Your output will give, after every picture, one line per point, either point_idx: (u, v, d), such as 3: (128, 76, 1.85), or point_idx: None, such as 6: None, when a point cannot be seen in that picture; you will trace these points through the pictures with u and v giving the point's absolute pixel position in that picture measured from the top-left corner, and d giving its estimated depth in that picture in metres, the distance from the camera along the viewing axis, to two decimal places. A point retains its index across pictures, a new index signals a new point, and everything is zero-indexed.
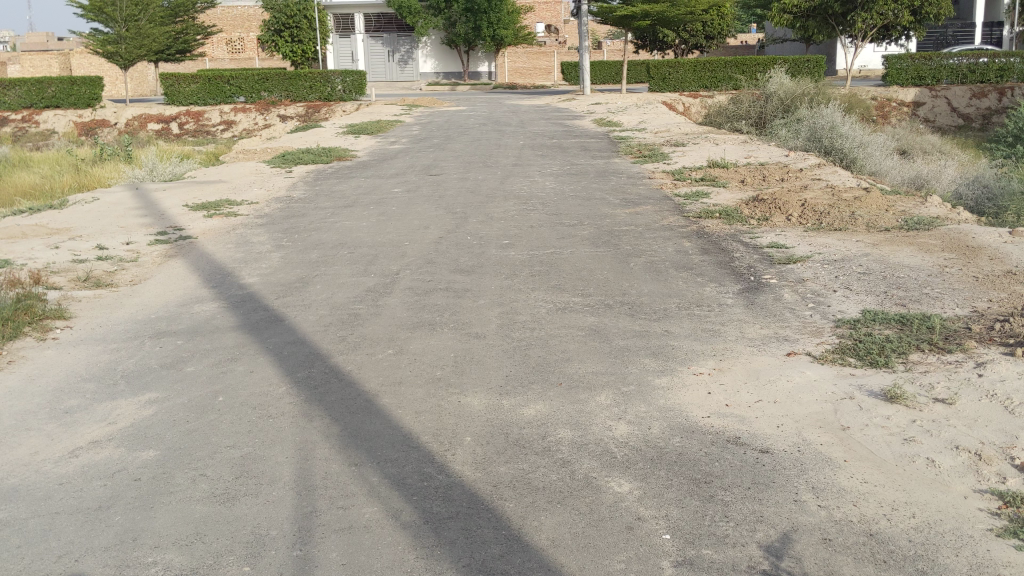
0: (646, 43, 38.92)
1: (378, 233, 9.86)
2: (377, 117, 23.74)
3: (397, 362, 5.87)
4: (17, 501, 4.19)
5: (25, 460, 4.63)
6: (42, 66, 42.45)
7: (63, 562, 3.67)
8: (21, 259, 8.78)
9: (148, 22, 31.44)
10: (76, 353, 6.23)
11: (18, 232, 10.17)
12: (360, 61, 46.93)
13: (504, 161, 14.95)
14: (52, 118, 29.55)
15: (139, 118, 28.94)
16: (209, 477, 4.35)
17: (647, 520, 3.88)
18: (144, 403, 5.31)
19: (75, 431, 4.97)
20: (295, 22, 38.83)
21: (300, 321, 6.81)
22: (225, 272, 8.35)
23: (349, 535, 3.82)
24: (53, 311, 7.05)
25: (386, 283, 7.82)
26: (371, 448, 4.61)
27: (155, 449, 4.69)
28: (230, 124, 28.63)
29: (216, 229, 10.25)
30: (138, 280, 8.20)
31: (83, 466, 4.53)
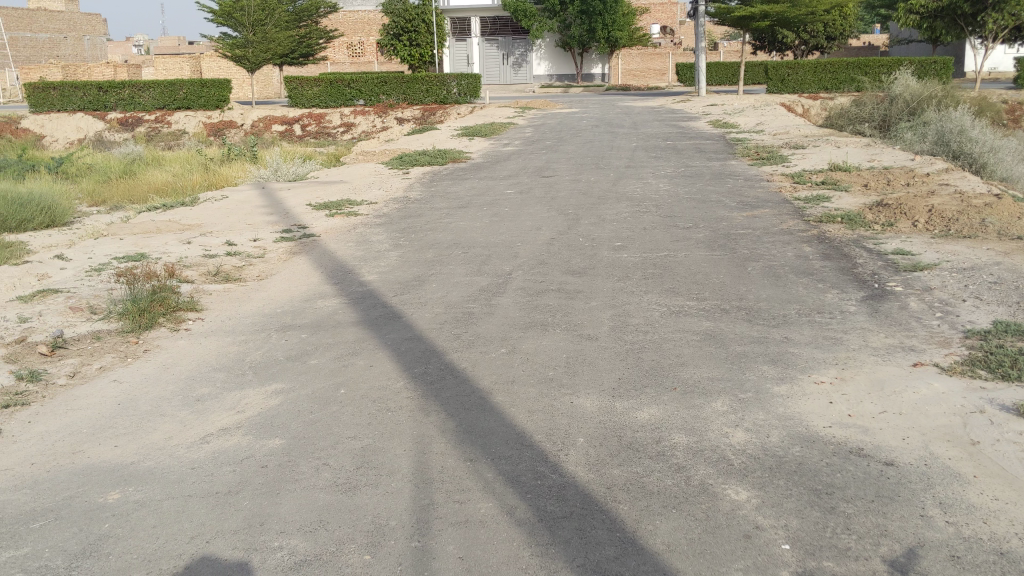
0: (764, 44, 38.10)
1: (491, 233, 9.95)
2: (491, 120, 23.96)
3: (509, 361, 5.91)
4: (153, 483, 4.40)
5: (160, 444, 4.85)
6: (175, 70, 44.21)
7: (196, 543, 3.83)
8: (155, 254, 9.19)
9: (273, 26, 32.34)
10: (207, 344, 6.49)
11: (152, 228, 10.65)
12: (475, 64, 47.44)
13: (618, 163, 14.87)
14: (182, 119, 30.24)
15: (263, 120, 29.72)
16: (331, 467, 4.48)
17: (765, 529, 3.81)
18: (270, 393, 5.50)
19: (206, 418, 5.19)
20: (413, 26, 39.53)
21: (416, 319, 6.92)
22: (345, 269, 8.57)
23: (464, 529, 3.86)
24: (186, 304, 7.35)
25: (498, 283, 7.89)
26: (486, 445, 4.66)
27: (280, 438, 4.85)
28: (349, 127, 29.12)
29: (337, 228, 10.52)
30: (264, 275, 8.50)
31: (214, 452, 4.72)
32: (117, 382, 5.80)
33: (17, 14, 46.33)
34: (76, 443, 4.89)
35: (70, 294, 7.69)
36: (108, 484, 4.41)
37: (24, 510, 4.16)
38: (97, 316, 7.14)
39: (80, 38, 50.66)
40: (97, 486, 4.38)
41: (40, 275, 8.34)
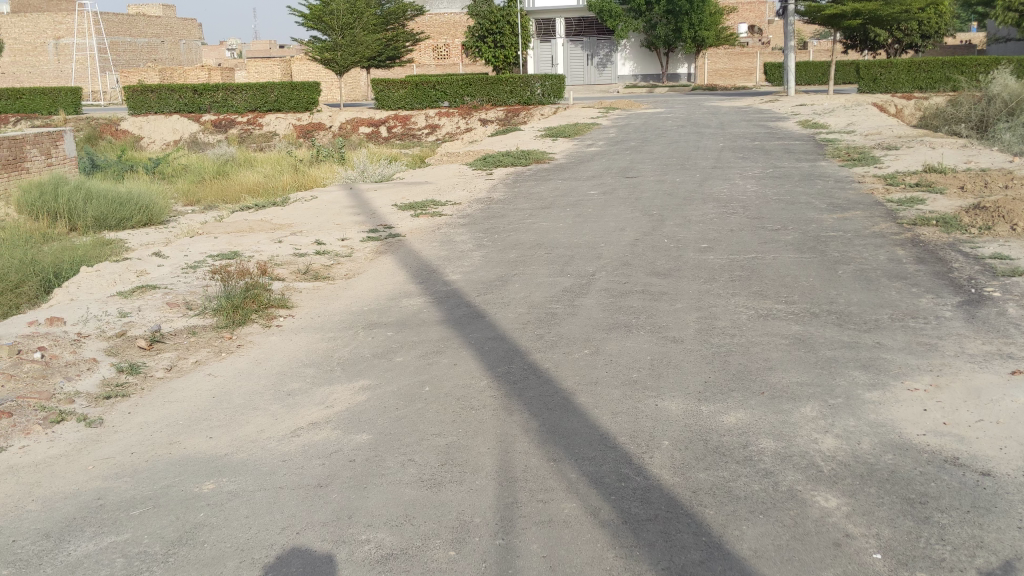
0: (856, 43, 37.22)
1: (574, 234, 9.93)
2: (575, 120, 23.94)
3: (593, 362, 5.90)
4: (245, 474, 4.52)
5: (253, 437, 4.99)
6: (267, 73, 45.21)
7: (287, 534, 3.93)
8: (248, 252, 9.44)
9: (361, 29, 32.73)
10: (297, 341, 6.64)
11: (245, 227, 10.93)
12: (559, 65, 47.42)
13: (703, 164, 14.71)
14: (273, 121, 30.90)
15: (351, 122, 30.18)
16: (416, 463, 4.54)
17: (856, 537, 3.72)
18: (358, 389, 5.60)
19: (297, 412, 5.31)
20: (498, 28, 39.67)
21: (499, 318, 6.96)
22: (430, 269, 8.67)
23: (548, 528, 3.88)
24: (277, 301, 7.53)
25: (582, 284, 7.87)
26: (570, 446, 4.66)
27: (367, 433, 4.94)
28: (434, 128, 29.41)
29: (423, 228, 10.65)
30: (352, 274, 8.65)
31: (303, 446, 4.83)
32: (213, 375, 5.99)
33: (118, 18, 47.41)
34: (173, 435, 5.06)
35: (168, 290, 7.94)
36: (203, 474, 4.55)
37: (124, 498, 4.32)
38: (193, 312, 7.37)
39: (176, 42, 52.24)
40: (193, 476, 4.53)
41: (140, 272, 8.64)
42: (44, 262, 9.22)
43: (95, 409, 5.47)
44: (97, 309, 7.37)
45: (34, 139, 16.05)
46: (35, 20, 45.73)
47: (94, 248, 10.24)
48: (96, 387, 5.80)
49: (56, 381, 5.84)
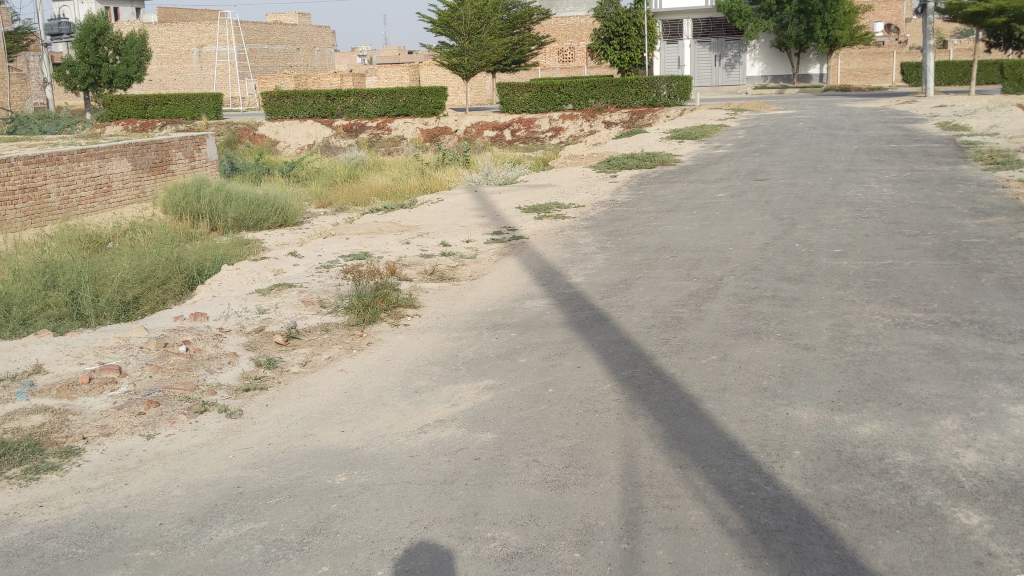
0: (1000, 41, 35.45)
1: (701, 238, 9.80)
2: (701, 122, 23.59)
3: (720, 368, 5.80)
4: (375, 468, 4.64)
5: (382, 432, 5.12)
6: (396, 78, 46.24)
7: (414, 528, 4.01)
8: (377, 253, 9.69)
9: (488, 34, 33.11)
10: (424, 339, 6.78)
11: (375, 229, 11.22)
12: (686, 66, 47.09)
13: (836, 167, 14.28)
14: (402, 126, 31.36)
15: (476, 126, 30.51)
16: (541, 464, 4.57)
17: (1000, 557, 3.56)
18: (483, 388, 5.68)
19: (424, 409, 5.42)
20: (624, 30, 39.51)
21: (624, 322, 6.93)
22: (553, 271, 8.70)
23: (675, 535, 3.84)
24: (405, 301, 7.69)
25: (708, 288, 7.76)
26: (696, 452, 4.61)
27: (492, 432, 5.00)
28: (557, 131, 29.46)
29: (547, 231, 10.69)
30: (477, 275, 8.77)
31: (430, 442, 4.92)
32: (344, 371, 6.18)
33: (257, 27, 49.18)
34: (308, 427, 5.24)
35: (303, 289, 8.23)
36: (336, 466, 4.69)
37: (263, 486, 4.51)
38: (326, 310, 7.61)
39: (310, 49, 54.10)
40: (325, 468, 4.68)
41: (276, 271, 8.98)
42: (188, 259, 9.69)
43: (236, 401, 5.71)
44: (236, 306, 7.71)
45: (179, 143, 16.87)
46: (180, 29, 47.91)
47: (234, 247, 10.70)
48: (236, 380, 6.07)
49: (199, 373, 6.13)
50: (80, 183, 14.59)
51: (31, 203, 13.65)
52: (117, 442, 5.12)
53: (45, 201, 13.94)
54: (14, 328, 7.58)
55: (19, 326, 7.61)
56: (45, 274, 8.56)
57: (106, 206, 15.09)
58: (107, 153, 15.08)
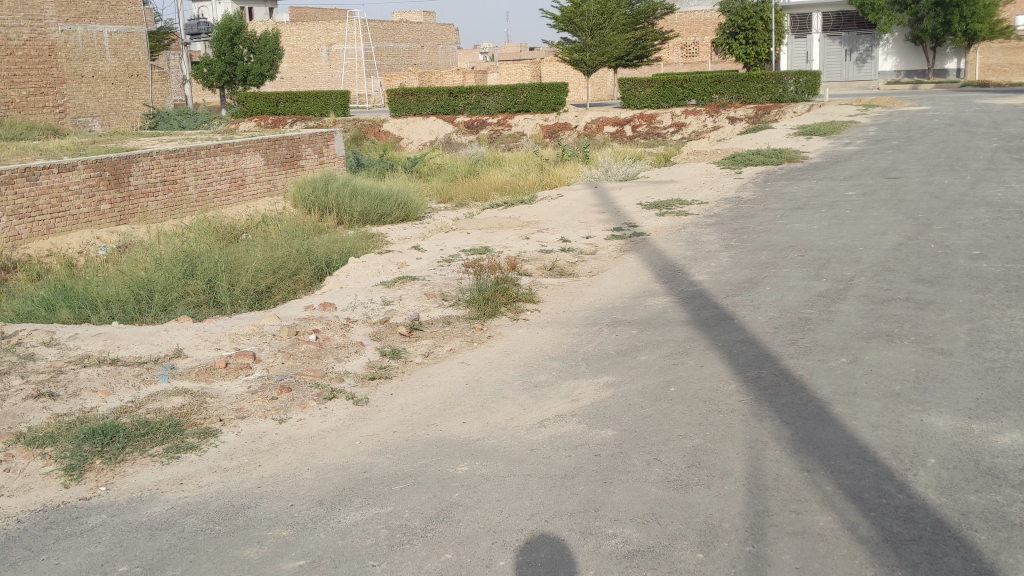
0: None
1: (830, 237, 9.53)
2: (830, 119, 22.93)
3: (850, 372, 5.63)
4: (496, 460, 4.69)
5: (503, 424, 5.16)
6: (518, 75, 46.53)
7: (535, 520, 4.04)
8: (498, 248, 9.78)
9: (611, 29, 32.84)
10: (544, 334, 6.81)
11: (496, 224, 11.32)
12: (814, 61, 45.39)
13: (975, 165, 13.66)
14: (522, 122, 31.43)
15: (596, 122, 30.34)
16: (663, 463, 4.53)
17: None
18: (603, 385, 5.66)
19: (544, 403, 5.44)
20: (750, 24, 38.35)
21: (749, 321, 6.80)
22: (675, 268, 8.61)
23: (801, 540, 3.75)
24: (525, 295, 7.73)
25: (837, 289, 7.54)
26: (824, 457, 4.49)
27: (613, 429, 4.98)
28: (679, 127, 29.07)
29: (668, 227, 10.58)
30: (597, 272, 8.74)
31: (550, 436, 4.94)
32: (465, 363, 6.26)
33: (383, 26, 50.32)
34: (430, 417, 5.33)
35: (426, 281, 8.38)
36: (458, 456, 4.76)
37: (387, 472, 4.61)
38: (448, 302, 7.72)
39: (434, 46, 54.97)
40: (448, 457, 4.75)
41: (400, 264, 9.16)
42: (317, 251, 10.01)
43: (362, 388, 5.87)
44: (362, 297, 7.90)
45: (309, 139, 17.42)
46: (311, 28, 49.33)
47: (360, 241, 10.98)
48: (362, 368, 6.23)
49: (328, 361, 6.32)
50: (216, 177, 15.22)
51: (171, 195, 14.33)
52: (251, 425, 5.33)
53: (184, 193, 14.60)
54: (156, 314, 7.99)
55: (161, 313, 8.01)
56: (185, 262, 8.99)
57: (239, 199, 15.70)
58: (242, 148, 15.67)
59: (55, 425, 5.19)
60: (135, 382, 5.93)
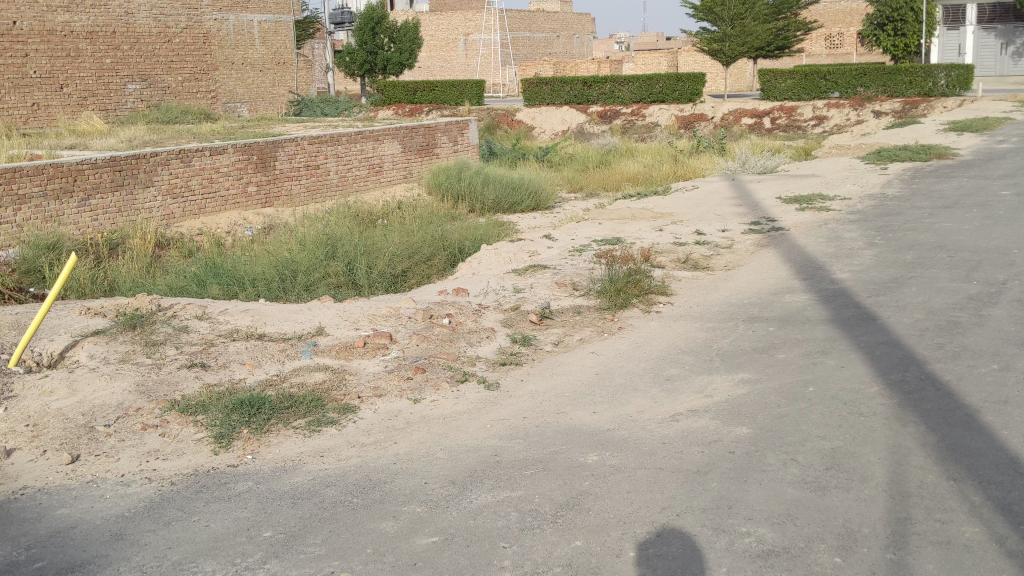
0: None
1: (982, 238, 9.07)
2: (984, 114, 21.72)
3: (1002, 379, 5.36)
4: (627, 452, 4.67)
5: (634, 416, 5.14)
6: (654, 65, 46.02)
7: (666, 514, 4.01)
8: (631, 239, 9.72)
9: (752, 20, 32.15)
10: (677, 328, 6.74)
11: (629, 215, 11.24)
12: (967, 53, 42.09)
13: None
14: (657, 113, 30.74)
15: (734, 114, 29.37)
16: (799, 464, 4.42)
17: None
18: (738, 382, 5.56)
19: (677, 397, 5.39)
20: (899, 15, 36.93)
21: (893, 323, 6.55)
22: (815, 265, 8.37)
23: (946, 550, 3.61)
24: (658, 288, 7.66)
25: (990, 293, 7.17)
26: (972, 466, 4.29)
27: (748, 427, 4.89)
28: (821, 120, 28.00)
29: (808, 223, 10.29)
30: (733, 266, 8.58)
31: (683, 431, 4.89)
32: (595, 353, 6.26)
33: (521, 15, 50.56)
34: (561, 405, 5.36)
35: (557, 270, 8.40)
36: (588, 446, 4.77)
37: (519, 457, 4.66)
38: (578, 292, 7.72)
39: (571, 36, 54.93)
40: (579, 446, 4.77)
41: (532, 252, 9.20)
42: (452, 238, 10.18)
43: (493, 373, 5.95)
44: (495, 284, 7.99)
45: (445, 128, 17.72)
46: (450, 18, 49.99)
47: (493, 228, 11.10)
48: (494, 354, 6.31)
49: (460, 345, 6.42)
50: (356, 164, 15.63)
51: (313, 179, 14.81)
52: (388, 403, 5.47)
53: (326, 178, 15.08)
54: (299, 293, 8.30)
55: (303, 292, 8.32)
56: (326, 245, 9.29)
57: (377, 185, 16.09)
58: (381, 135, 16.06)
59: (207, 395, 5.47)
60: (279, 357, 6.18)
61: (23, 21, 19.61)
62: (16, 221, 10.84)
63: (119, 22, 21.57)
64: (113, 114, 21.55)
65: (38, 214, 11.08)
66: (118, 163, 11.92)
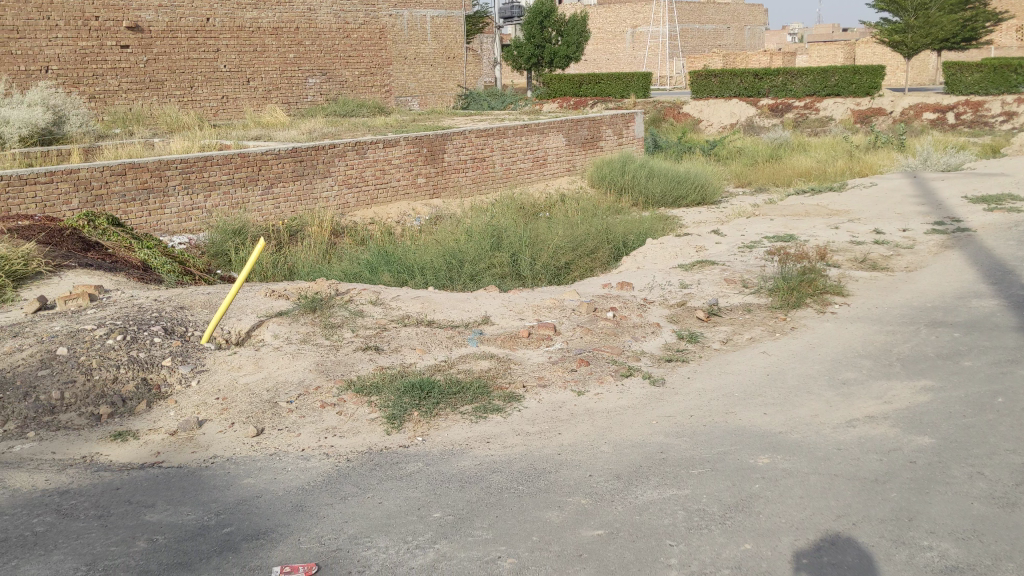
0: None
1: None
2: None
3: None
4: (800, 455, 4.53)
5: (807, 419, 4.98)
6: (829, 57, 44.26)
7: (841, 522, 3.87)
8: (803, 236, 9.41)
9: (938, 10, 30.48)
10: (853, 330, 6.47)
11: (802, 211, 10.89)
12: None
13: None
14: (831, 105, 29.33)
15: (915, 108, 27.68)
16: (987, 478, 4.17)
17: None
18: (919, 389, 5.30)
19: (852, 402, 5.18)
20: None
21: None
22: (1006, 269, 7.85)
23: None
24: (833, 288, 7.37)
25: None
26: None
27: (930, 437, 4.65)
28: (1010, 116, 26.14)
29: (997, 224, 9.67)
30: (914, 268, 8.17)
31: (860, 438, 4.70)
32: (766, 353, 6.10)
33: (690, 7, 49.78)
34: (729, 405, 5.25)
35: (726, 267, 8.22)
36: (759, 448, 4.65)
37: (686, 455, 4.60)
38: (748, 290, 7.53)
39: (742, 27, 53.57)
40: (749, 447, 4.66)
41: (699, 248, 9.05)
42: (616, 231, 10.14)
43: (659, 369, 5.89)
44: (661, 279, 7.91)
45: (611, 120, 17.67)
46: (618, 11, 49.77)
47: (657, 223, 10.99)
48: (659, 350, 6.24)
49: (625, 340, 6.39)
50: (521, 156, 15.80)
51: (479, 171, 15.08)
52: (552, 394, 5.51)
53: (492, 170, 15.31)
54: (465, 283, 8.47)
55: (469, 282, 8.49)
56: (493, 235, 9.43)
57: (541, 177, 16.23)
58: (547, 128, 16.17)
59: (380, 377, 5.67)
60: (448, 343, 6.33)
61: (215, 18, 20.70)
62: (206, 206, 11.53)
63: (302, 18, 22.52)
64: (294, 107, 22.60)
65: (227, 200, 11.74)
66: (299, 154, 12.48)
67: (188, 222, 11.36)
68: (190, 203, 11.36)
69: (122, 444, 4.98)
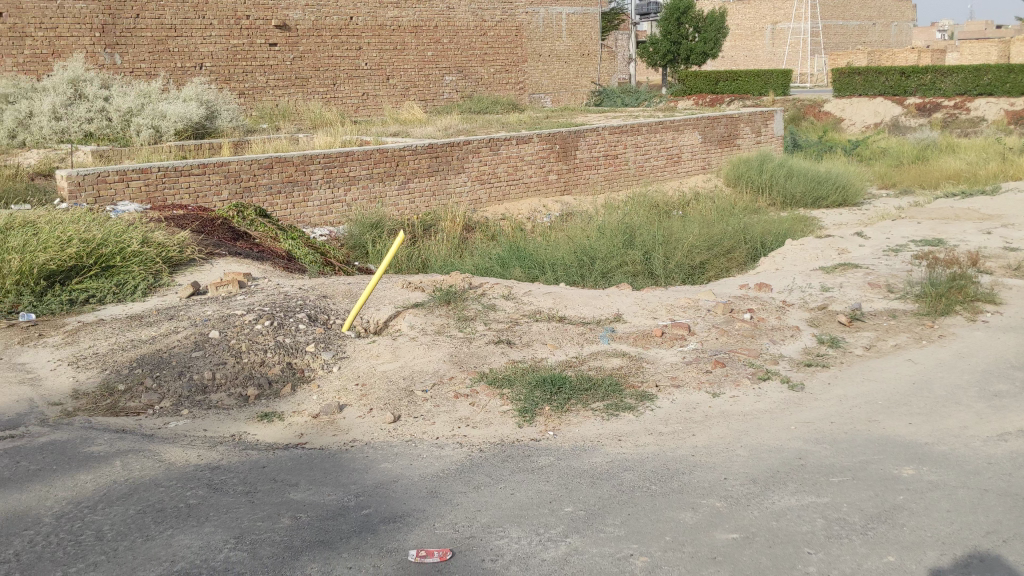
0: None
1: None
2: None
3: None
4: (947, 468, 4.35)
5: (955, 431, 4.77)
6: (981, 54, 42.17)
7: (990, 539, 3.70)
8: (953, 240, 9.01)
9: None
10: (1005, 340, 6.16)
11: (951, 215, 10.42)
12: None
13: None
14: (982, 105, 27.95)
15: None
16: None
17: None
18: None
19: (1005, 416, 4.94)
20: None
21: None
22: None
23: None
24: (984, 295, 7.02)
25: None
26: None
27: None
28: None
29: None
30: None
31: (1013, 453, 4.47)
32: (911, 361, 5.87)
33: (833, 3, 48.24)
34: (872, 413, 5.08)
35: (869, 270, 7.95)
36: (904, 459, 4.48)
37: (827, 463, 4.48)
38: (893, 295, 7.25)
39: (888, 24, 51.58)
40: (893, 457, 4.50)
41: (841, 250, 8.78)
42: (753, 231, 9.94)
43: (797, 373, 5.75)
44: (801, 281, 7.71)
45: (749, 118, 17.32)
46: (758, 7, 48.70)
47: (796, 224, 10.71)
48: (799, 353, 6.09)
49: (763, 342, 6.26)
50: (655, 153, 15.67)
51: (612, 169, 15.03)
52: (687, 395, 5.45)
53: (625, 167, 15.23)
54: (597, 280, 8.48)
55: (600, 279, 8.50)
56: (626, 232, 9.40)
57: (675, 175, 16.05)
58: (682, 126, 15.98)
59: (513, 370, 5.73)
60: (580, 340, 6.34)
61: (358, 17, 21.31)
62: (347, 200, 11.89)
63: (441, 17, 22.93)
64: (431, 104, 23.06)
65: (365, 194, 12.07)
66: (435, 150, 12.72)
67: (329, 215, 11.73)
68: (331, 196, 11.73)
69: (268, 425, 5.20)
